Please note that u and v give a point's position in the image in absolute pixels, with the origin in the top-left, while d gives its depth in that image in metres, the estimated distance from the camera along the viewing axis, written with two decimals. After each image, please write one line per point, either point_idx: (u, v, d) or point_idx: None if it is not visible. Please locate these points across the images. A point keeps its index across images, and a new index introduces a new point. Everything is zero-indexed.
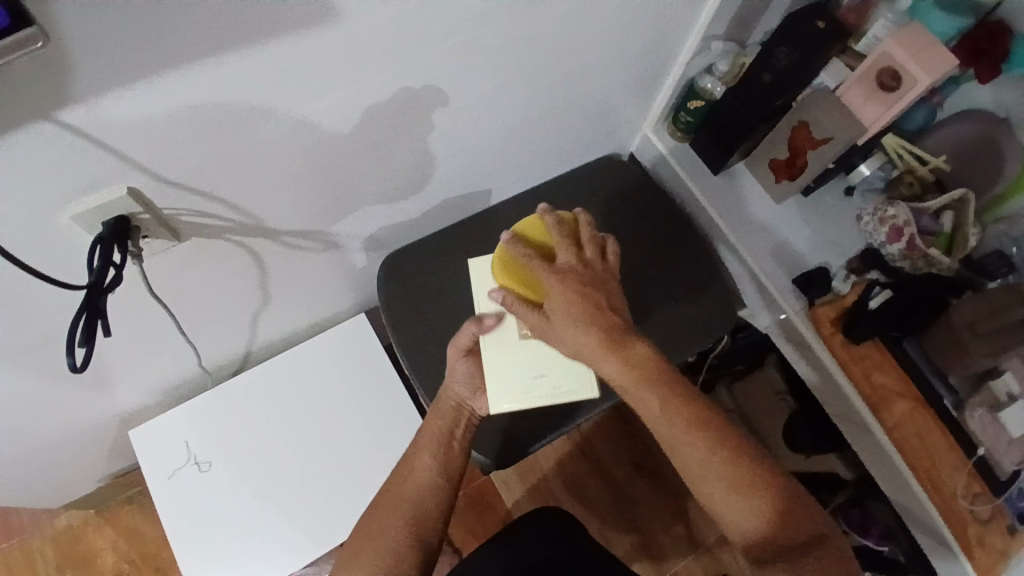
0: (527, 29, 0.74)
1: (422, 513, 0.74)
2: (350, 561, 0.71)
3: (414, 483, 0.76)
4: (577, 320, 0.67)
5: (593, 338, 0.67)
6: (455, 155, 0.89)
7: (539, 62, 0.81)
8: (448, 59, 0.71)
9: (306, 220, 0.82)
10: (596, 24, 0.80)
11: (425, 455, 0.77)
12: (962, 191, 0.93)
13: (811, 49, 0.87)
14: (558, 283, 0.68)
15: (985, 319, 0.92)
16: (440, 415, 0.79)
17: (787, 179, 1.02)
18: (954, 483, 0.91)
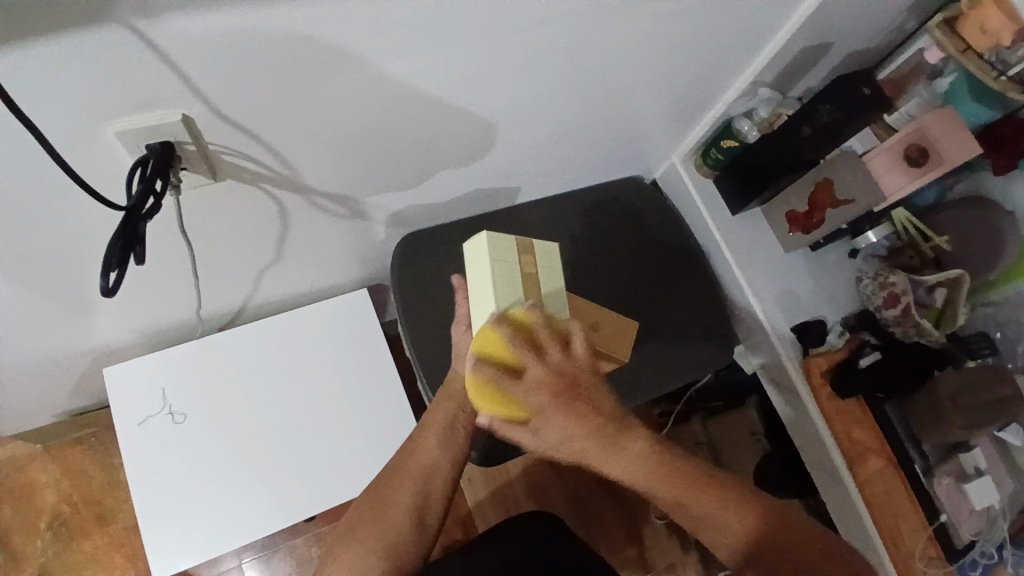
0: (602, 36, 0.74)
1: (427, 495, 0.77)
2: (353, 533, 0.74)
3: (422, 464, 0.77)
4: (573, 436, 0.57)
5: (595, 451, 0.59)
6: (499, 147, 0.89)
7: (601, 71, 0.81)
8: (522, 49, 0.70)
9: (342, 183, 0.80)
10: (663, 46, 0.81)
11: (433, 435, 0.78)
12: (959, 272, 0.96)
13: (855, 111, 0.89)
14: (544, 396, 0.55)
15: (966, 394, 0.96)
16: (448, 397, 0.79)
17: (800, 231, 1.05)
18: (913, 544, 0.95)
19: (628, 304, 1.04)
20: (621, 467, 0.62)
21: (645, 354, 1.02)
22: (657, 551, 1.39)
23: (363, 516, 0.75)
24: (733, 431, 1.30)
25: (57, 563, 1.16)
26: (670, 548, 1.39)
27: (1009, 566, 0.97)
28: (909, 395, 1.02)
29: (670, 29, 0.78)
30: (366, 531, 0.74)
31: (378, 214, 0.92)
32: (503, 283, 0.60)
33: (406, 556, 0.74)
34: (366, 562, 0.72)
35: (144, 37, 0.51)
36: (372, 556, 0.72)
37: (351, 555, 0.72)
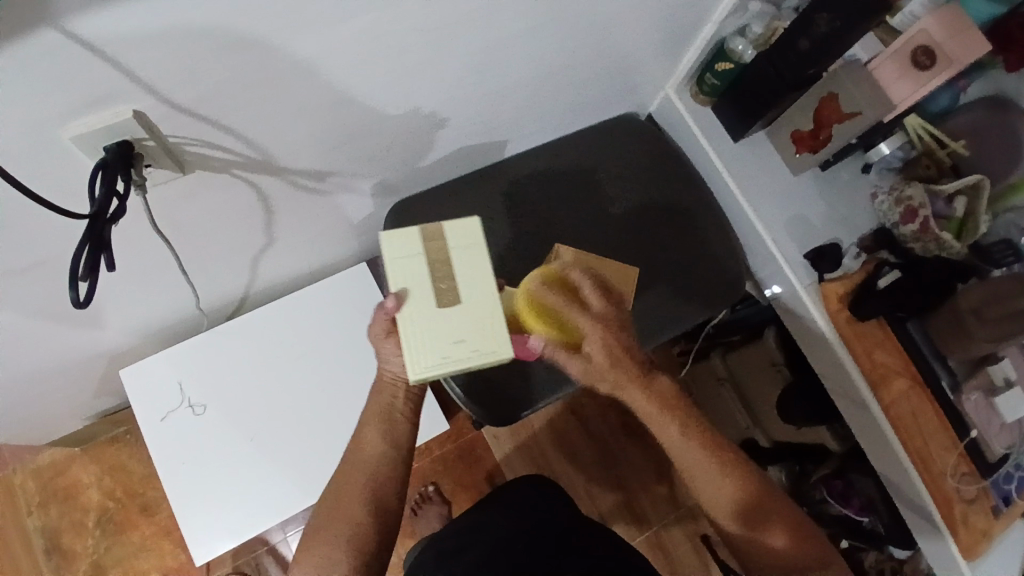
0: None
1: (379, 486, 0.77)
2: (316, 533, 0.75)
3: (369, 458, 0.77)
4: (613, 364, 0.71)
5: (629, 378, 0.73)
6: (478, 100, 0.85)
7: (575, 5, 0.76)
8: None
9: (317, 159, 0.78)
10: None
11: (374, 429, 0.77)
12: (978, 177, 0.93)
13: (854, 17, 0.82)
14: (599, 337, 0.69)
15: (992, 305, 0.90)
16: (379, 389, 0.77)
17: (808, 150, 1.00)
18: (944, 463, 0.94)
19: (632, 249, 1.01)
20: (637, 393, 0.74)
21: (653, 297, 0.99)
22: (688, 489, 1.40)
23: (325, 515, 0.76)
24: (753, 365, 1.26)
25: (109, 556, 1.22)
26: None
27: None
28: (932, 310, 0.97)
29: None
30: (330, 529, 0.74)
31: (362, 186, 0.89)
32: (414, 259, 0.64)
33: (371, 545, 0.75)
34: (334, 558, 0.73)
35: (76, 38, 0.48)
36: (337, 552, 0.73)
37: (316, 557, 0.73)
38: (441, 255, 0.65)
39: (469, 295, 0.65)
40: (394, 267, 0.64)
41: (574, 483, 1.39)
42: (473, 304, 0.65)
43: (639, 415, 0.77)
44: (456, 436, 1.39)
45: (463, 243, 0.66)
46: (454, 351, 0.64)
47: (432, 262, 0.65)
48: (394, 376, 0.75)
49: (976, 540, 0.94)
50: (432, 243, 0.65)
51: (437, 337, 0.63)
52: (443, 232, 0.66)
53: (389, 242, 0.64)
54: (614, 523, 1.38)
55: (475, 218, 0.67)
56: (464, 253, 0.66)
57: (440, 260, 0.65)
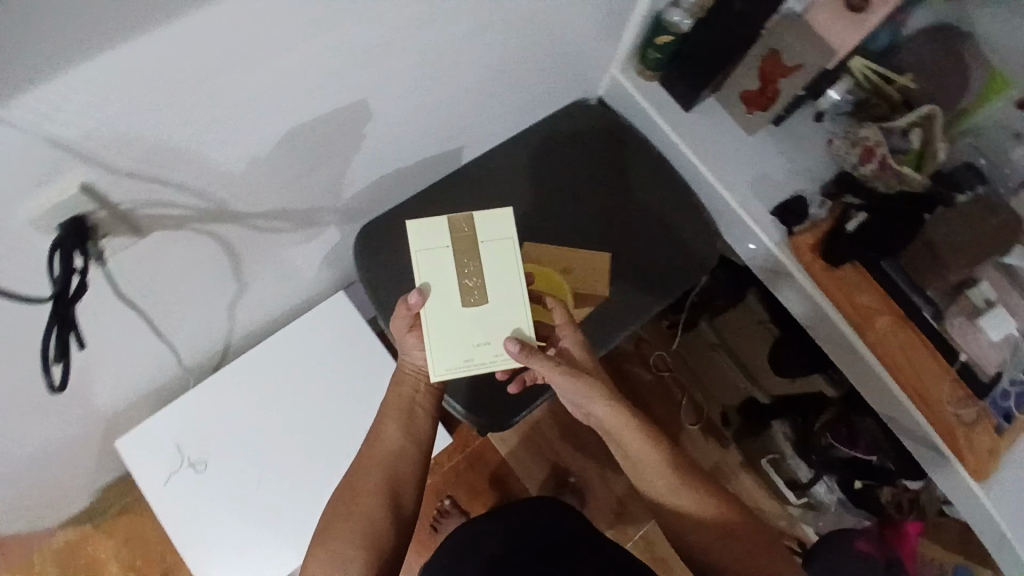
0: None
1: (396, 478, 0.77)
2: (331, 528, 0.73)
3: (387, 451, 0.78)
4: (577, 387, 0.77)
5: (592, 391, 0.78)
6: (425, 111, 0.84)
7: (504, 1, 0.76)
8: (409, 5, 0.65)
9: (274, 198, 0.77)
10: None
11: (393, 422, 0.80)
12: (930, 108, 0.97)
13: None
14: (559, 375, 0.76)
15: (960, 236, 0.95)
16: (401, 384, 0.82)
17: (759, 110, 1.01)
18: (939, 392, 0.96)
19: (603, 234, 1.01)
20: (600, 405, 0.78)
21: (632, 279, 0.99)
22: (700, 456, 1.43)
23: (341, 509, 0.74)
24: (741, 326, 1.28)
25: None
26: (709, 447, 1.41)
27: None
28: (905, 247, 0.98)
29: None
30: (346, 522, 0.73)
31: (325, 216, 0.89)
32: (440, 252, 0.75)
33: (385, 544, 0.73)
34: (347, 553, 0.71)
35: (6, 124, 0.47)
36: (352, 546, 0.72)
37: (330, 551, 0.71)
38: (466, 248, 0.76)
39: (493, 297, 0.76)
40: (424, 261, 0.74)
41: (586, 470, 1.40)
42: (496, 305, 0.76)
43: (605, 428, 0.81)
44: (463, 445, 1.39)
45: (485, 238, 0.77)
46: (476, 354, 0.74)
47: (460, 256, 0.76)
48: (415, 368, 0.81)
49: (983, 462, 0.96)
50: (458, 235, 0.76)
51: (461, 335, 0.74)
52: (474, 227, 0.77)
53: (419, 234, 0.75)
54: (630, 503, 1.40)
55: (506, 211, 0.78)
56: (491, 250, 0.76)
57: (468, 256, 0.76)
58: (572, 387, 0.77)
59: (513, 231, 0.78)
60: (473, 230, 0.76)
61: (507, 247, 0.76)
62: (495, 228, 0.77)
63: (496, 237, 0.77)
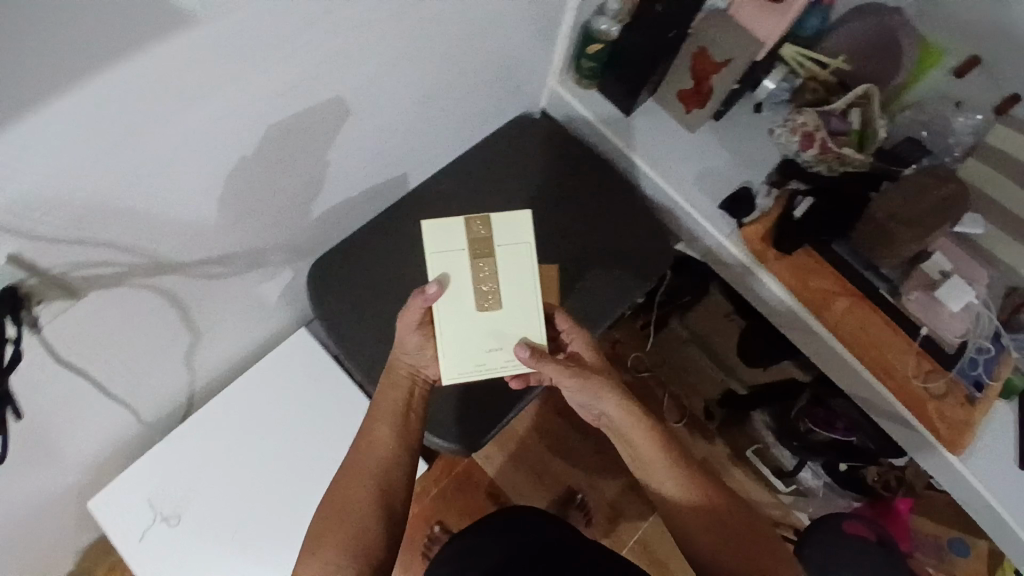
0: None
1: (389, 484, 0.76)
2: (324, 535, 0.72)
3: (380, 455, 0.77)
4: (587, 389, 0.78)
5: (603, 389, 0.78)
6: (361, 142, 0.85)
7: (422, 29, 0.76)
8: (321, 44, 0.66)
9: (215, 245, 0.77)
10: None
11: (386, 425, 0.78)
12: (865, 86, 1.02)
13: None
14: (570, 378, 0.77)
15: (905, 208, 0.94)
16: (395, 385, 0.80)
17: (697, 107, 1.02)
18: (904, 367, 0.96)
19: (558, 244, 1.02)
20: (610, 402, 0.79)
21: (589, 287, 1.00)
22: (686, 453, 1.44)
23: (335, 517, 0.72)
24: (710, 320, 1.30)
25: None
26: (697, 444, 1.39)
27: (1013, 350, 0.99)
28: (852, 228, 0.99)
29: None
30: (340, 530, 0.72)
31: (273, 255, 0.89)
32: (455, 255, 0.75)
33: (376, 552, 0.72)
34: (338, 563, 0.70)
35: None
36: (344, 557, 0.70)
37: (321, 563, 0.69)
38: (481, 251, 0.76)
39: (507, 302, 0.77)
40: (438, 259, 0.74)
41: (575, 481, 1.40)
42: (510, 310, 0.77)
43: (613, 425, 0.80)
44: (449, 469, 1.38)
45: (501, 241, 0.77)
46: (488, 358, 0.76)
47: (475, 259, 0.76)
48: (410, 369, 0.79)
49: (959, 432, 0.95)
50: (473, 237, 0.76)
51: (475, 340, 0.76)
52: (490, 230, 0.76)
53: (434, 234, 0.74)
54: (623, 509, 1.39)
55: (523, 213, 0.77)
56: (507, 254, 0.77)
57: (483, 259, 0.76)
58: (582, 388, 0.78)
59: (530, 236, 0.78)
60: (489, 232, 0.76)
61: (523, 253, 0.76)
62: (511, 232, 0.77)
63: (511, 241, 0.77)
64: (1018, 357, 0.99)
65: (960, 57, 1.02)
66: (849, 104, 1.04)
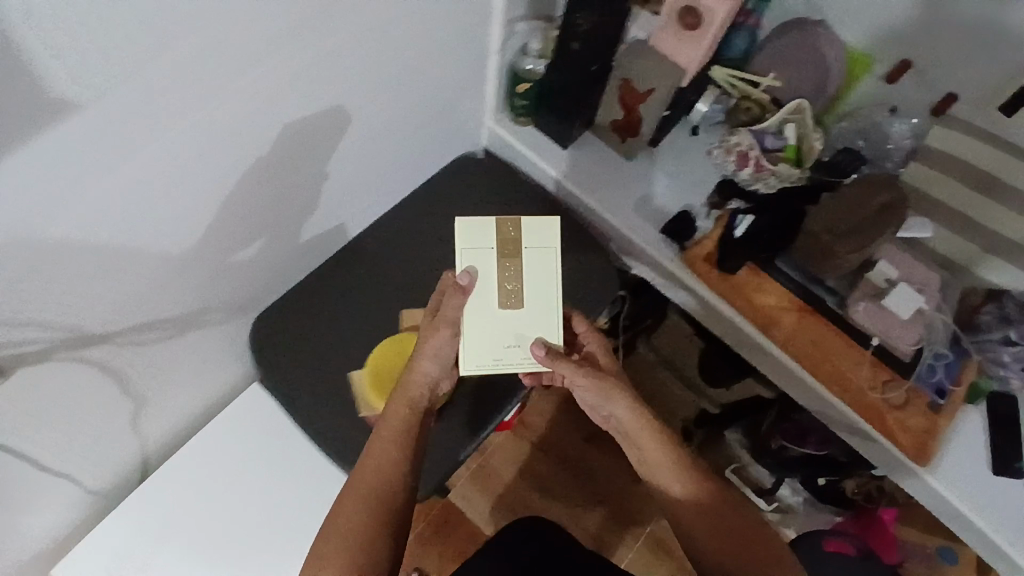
0: (300, 51, 0.70)
1: (395, 500, 0.72)
2: (321, 550, 0.69)
3: (386, 468, 0.74)
4: (597, 390, 0.79)
5: (615, 391, 0.79)
6: (290, 199, 0.86)
7: (333, 82, 0.77)
8: (222, 109, 0.67)
9: (143, 311, 0.78)
10: (382, 30, 0.77)
11: (393, 438, 0.76)
12: (796, 102, 1.01)
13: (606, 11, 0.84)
14: (584, 377, 0.78)
15: (841, 221, 0.92)
16: (405, 396, 0.80)
17: (631, 136, 1.04)
18: (860, 379, 0.95)
19: None
20: (620, 406, 0.79)
21: None
22: None
23: (334, 528, 0.70)
24: (672, 342, 1.31)
25: None
26: None
27: (972, 355, 0.97)
28: (792, 244, 0.98)
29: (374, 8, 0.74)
30: (336, 542, 0.69)
31: (213, 312, 0.89)
32: (484, 253, 0.77)
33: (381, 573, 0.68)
34: None
35: None
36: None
37: None
38: (509, 252, 0.78)
39: (530, 301, 0.78)
40: (467, 254, 0.77)
41: (556, 514, 1.39)
42: (532, 311, 0.79)
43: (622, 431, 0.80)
44: (425, 512, 1.37)
45: (530, 243, 0.78)
46: (506, 355, 0.78)
47: (503, 258, 0.78)
48: (426, 378, 0.80)
49: (922, 443, 0.93)
50: (503, 238, 0.78)
51: (496, 339, 0.78)
52: (520, 232, 0.78)
53: (465, 233, 0.77)
54: (607, 539, 1.38)
55: (553, 219, 0.79)
56: (535, 256, 0.78)
57: (510, 259, 0.78)
58: (594, 388, 0.79)
59: (558, 240, 0.80)
60: (518, 234, 0.78)
61: (549, 256, 0.78)
62: (541, 236, 0.79)
63: (538, 244, 0.79)
64: (978, 362, 0.98)
65: (889, 64, 1.00)
66: (783, 121, 1.04)
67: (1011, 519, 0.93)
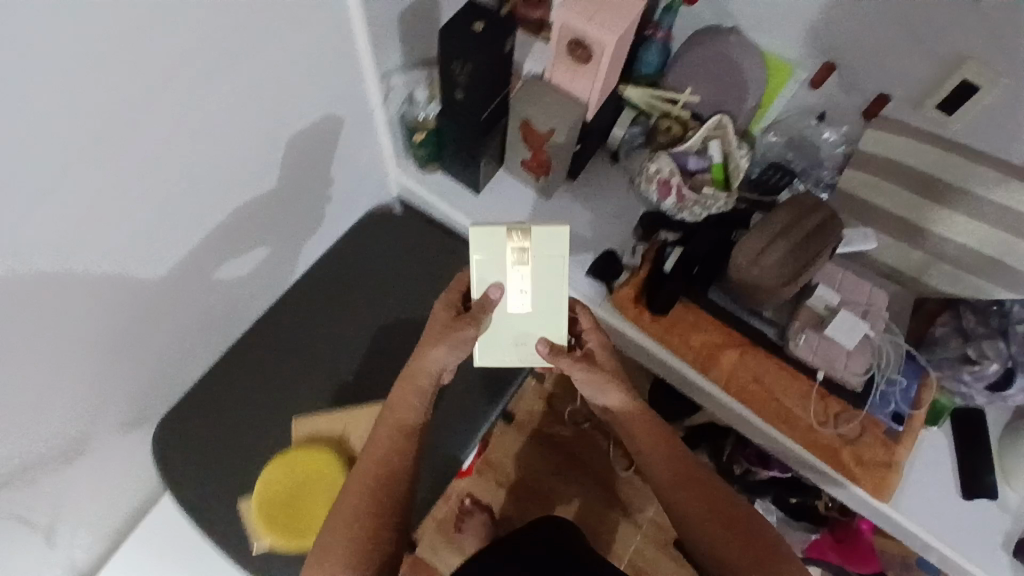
0: (124, 161, 0.61)
1: (392, 503, 0.70)
2: (326, 541, 0.68)
3: (383, 466, 0.72)
4: (596, 387, 0.76)
5: (611, 385, 0.76)
6: (169, 303, 0.79)
7: (185, 179, 0.69)
8: (39, 245, 0.59)
9: (9, 456, 0.72)
10: (231, 114, 0.69)
11: (390, 433, 0.74)
12: (716, 117, 0.94)
13: (478, 60, 0.75)
14: (583, 374, 0.75)
15: (767, 250, 0.83)
16: (411, 381, 0.75)
17: (545, 174, 0.96)
18: (807, 415, 0.88)
19: None
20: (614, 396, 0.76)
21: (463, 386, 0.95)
22: (639, 500, 1.41)
23: (338, 520, 0.69)
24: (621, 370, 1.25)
25: None
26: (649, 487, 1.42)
27: (931, 373, 0.90)
28: (724, 272, 0.92)
29: (212, 96, 0.66)
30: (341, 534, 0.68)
31: (105, 423, 0.84)
32: (494, 262, 0.72)
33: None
34: None
35: None
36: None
37: None
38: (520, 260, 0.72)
39: (544, 306, 0.74)
40: (482, 265, 0.72)
41: None
42: (545, 313, 0.75)
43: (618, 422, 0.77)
44: None
45: (541, 251, 0.72)
46: (519, 350, 0.77)
47: (513, 265, 0.72)
48: (434, 367, 0.74)
49: (882, 476, 0.86)
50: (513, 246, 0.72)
51: (506, 338, 0.76)
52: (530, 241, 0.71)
53: (479, 238, 0.72)
54: None
55: (563, 227, 0.71)
56: (546, 264, 0.72)
57: (521, 266, 0.72)
58: (591, 385, 0.76)
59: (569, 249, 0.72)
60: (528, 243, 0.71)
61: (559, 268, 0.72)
62: (554, 245, 0.71)
63: (549, 253, 0.72)
64: (939, 379, 0.90)
65: (812, 69, 0.94)
66: (706, 138, 0.96)
67: (984, 547, 0.87)
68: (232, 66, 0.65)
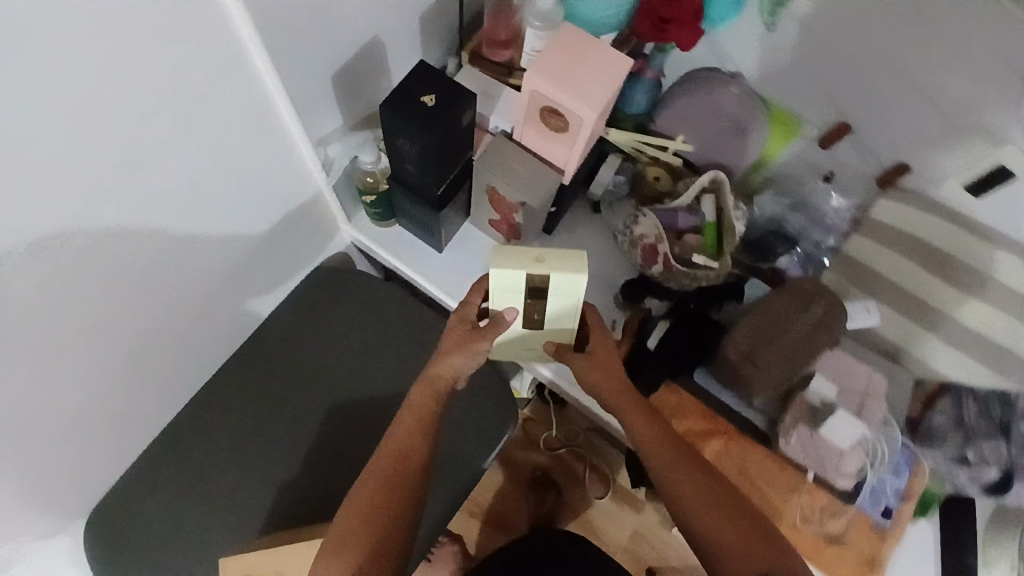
0: None
1: (403, 508, 0.64)
2: (337, 536, 0.62)
3: (392, 466, 0.65)
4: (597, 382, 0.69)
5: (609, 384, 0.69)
6: (76, 405, 0.69)
7: (72, 291, 0.58)
8: None
9: None
10: (149, 198, 0.58)
11: (406, 429, 0.67)
12: (711, 174, 0.81)
13: (425, 136, 0.62)
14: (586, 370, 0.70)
15: (763, 347, 0.77)
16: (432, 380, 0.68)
17: (515, 235, 0.84)
18: (794, 510, 0.81)
19: (381, 432, 0.85)
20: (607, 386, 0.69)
21: None
22: (615, 530, 1.36)
23: (349, 516, 0.63)
24: None
25: None
26: (626, 516, 1.37)
27: (925, 459, 0.83)
28: (713, 355, 0.82)
29: (121, 185, 0.55)
30: (355, 530, 0.62)
31: (18, 526, 0.76)
32: (513, 293, 0.63)
33: None
34: None
35: None
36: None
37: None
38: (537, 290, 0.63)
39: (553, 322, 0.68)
40: (500, 295, 0.63)
41: None
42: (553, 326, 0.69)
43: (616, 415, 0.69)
44: None
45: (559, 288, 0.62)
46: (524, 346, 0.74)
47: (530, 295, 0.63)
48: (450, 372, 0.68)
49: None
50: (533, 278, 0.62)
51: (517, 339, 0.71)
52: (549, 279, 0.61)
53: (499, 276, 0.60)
54: None
55: (584, 274, 0.60)
56: (563, 297, 0.63)
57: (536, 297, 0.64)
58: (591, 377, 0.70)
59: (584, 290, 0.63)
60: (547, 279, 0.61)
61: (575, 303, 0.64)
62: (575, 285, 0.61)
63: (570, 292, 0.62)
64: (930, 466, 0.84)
65: (823, 126, 0.82)
66: (698, 193, 0.85)
67: None
68: (144, 150, 0.54)
